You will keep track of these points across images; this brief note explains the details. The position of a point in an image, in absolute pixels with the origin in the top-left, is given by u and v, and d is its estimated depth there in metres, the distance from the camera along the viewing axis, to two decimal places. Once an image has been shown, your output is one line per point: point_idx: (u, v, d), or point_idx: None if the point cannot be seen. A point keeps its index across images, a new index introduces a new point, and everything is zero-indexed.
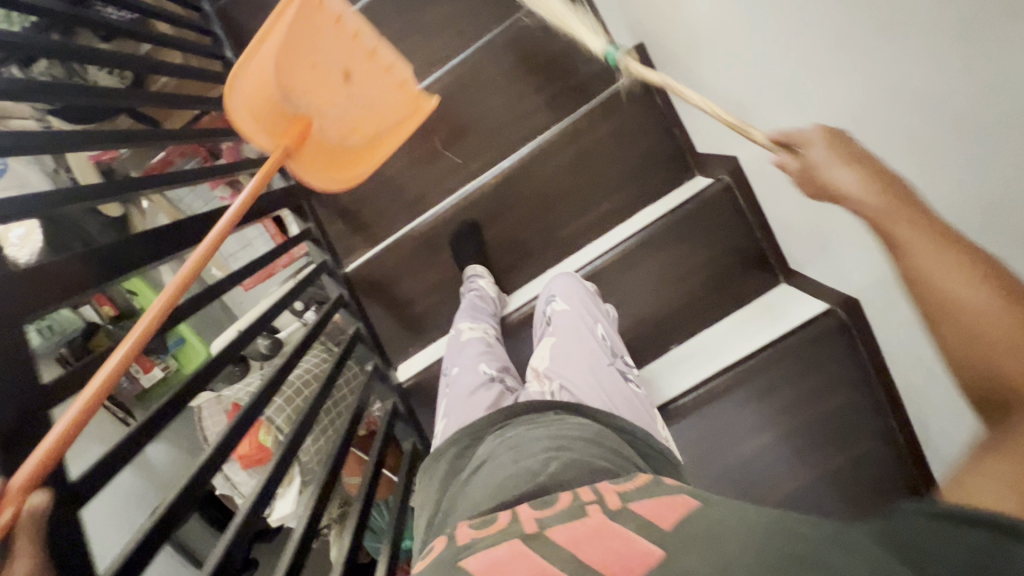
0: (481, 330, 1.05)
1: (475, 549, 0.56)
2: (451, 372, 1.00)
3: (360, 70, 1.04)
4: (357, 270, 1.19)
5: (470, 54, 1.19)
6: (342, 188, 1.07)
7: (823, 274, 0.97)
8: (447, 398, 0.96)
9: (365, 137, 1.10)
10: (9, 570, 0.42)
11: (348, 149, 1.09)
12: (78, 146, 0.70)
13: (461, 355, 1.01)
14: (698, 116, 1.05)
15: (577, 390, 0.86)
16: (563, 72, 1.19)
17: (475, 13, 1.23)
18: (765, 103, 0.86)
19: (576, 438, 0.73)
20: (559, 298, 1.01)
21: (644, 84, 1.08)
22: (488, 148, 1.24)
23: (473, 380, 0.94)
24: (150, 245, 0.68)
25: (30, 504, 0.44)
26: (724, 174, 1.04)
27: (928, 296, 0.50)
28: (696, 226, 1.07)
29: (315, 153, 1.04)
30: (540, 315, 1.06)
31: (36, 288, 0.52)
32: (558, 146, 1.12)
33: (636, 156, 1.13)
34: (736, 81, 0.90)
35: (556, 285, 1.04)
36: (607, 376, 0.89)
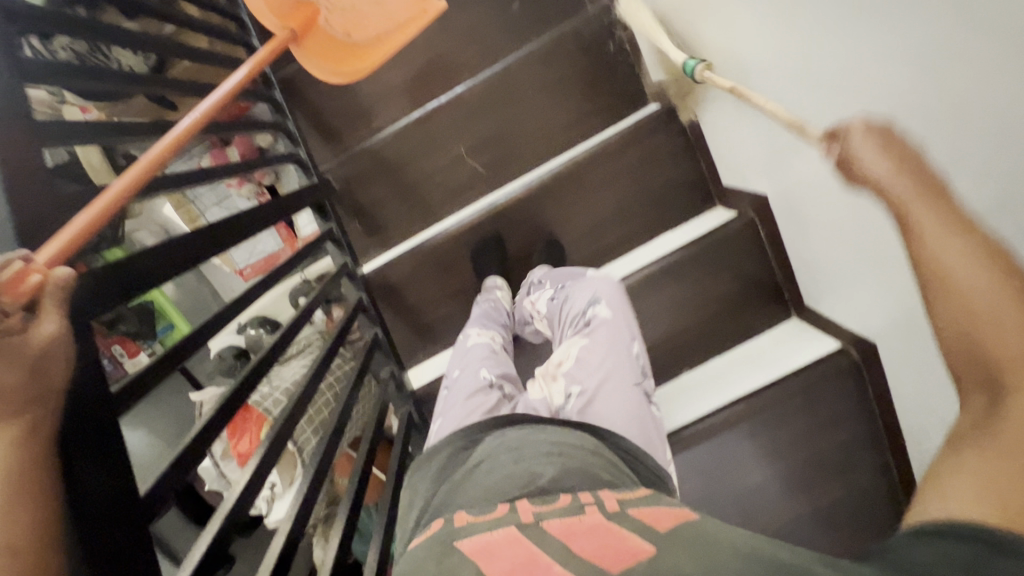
0: (489, 336, 0.99)
1: (471, 531, 0.53)
2: (453, 373, 0.93)
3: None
4: (374, 273, 1.16)
5: (504, 66, 1.18)
6: (343, 81, 1.14)
7: (835, 312, 0.96)
8: (446, 395, 0.89)
9: (370, 36, 1.16)
10: (37, 326, 0.40)
11: (357, 49, 1.17)
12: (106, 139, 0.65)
13: (463, 357, 0.95)
14: (724, 144, 1.04)
15: (596, 403, 0.79)
16: (596, 88, 1.18)
17: (509, 24, 1.22)
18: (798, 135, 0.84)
19: (574, 446, 0.69)
20: (602, 301, 0.94)
21: (672, 109, 1.08)
22: (513, 161, 1.22)
23: (472, 383, 0.87)
24: (197, 244, 0.65)
25: (54, 274, 0.42)
26: (748, 206, 1.03)
27: (924, 270, 0.48)
28: (717, 256, 1.05)
29: (320, 46, 1.12)
30: (564, 315, 0.98)
31: (98, 294, 0.49)
32: (588, 165, 1.10)
33: (663, 180, 1.12)
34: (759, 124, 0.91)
35: (588, 282, 0.98)
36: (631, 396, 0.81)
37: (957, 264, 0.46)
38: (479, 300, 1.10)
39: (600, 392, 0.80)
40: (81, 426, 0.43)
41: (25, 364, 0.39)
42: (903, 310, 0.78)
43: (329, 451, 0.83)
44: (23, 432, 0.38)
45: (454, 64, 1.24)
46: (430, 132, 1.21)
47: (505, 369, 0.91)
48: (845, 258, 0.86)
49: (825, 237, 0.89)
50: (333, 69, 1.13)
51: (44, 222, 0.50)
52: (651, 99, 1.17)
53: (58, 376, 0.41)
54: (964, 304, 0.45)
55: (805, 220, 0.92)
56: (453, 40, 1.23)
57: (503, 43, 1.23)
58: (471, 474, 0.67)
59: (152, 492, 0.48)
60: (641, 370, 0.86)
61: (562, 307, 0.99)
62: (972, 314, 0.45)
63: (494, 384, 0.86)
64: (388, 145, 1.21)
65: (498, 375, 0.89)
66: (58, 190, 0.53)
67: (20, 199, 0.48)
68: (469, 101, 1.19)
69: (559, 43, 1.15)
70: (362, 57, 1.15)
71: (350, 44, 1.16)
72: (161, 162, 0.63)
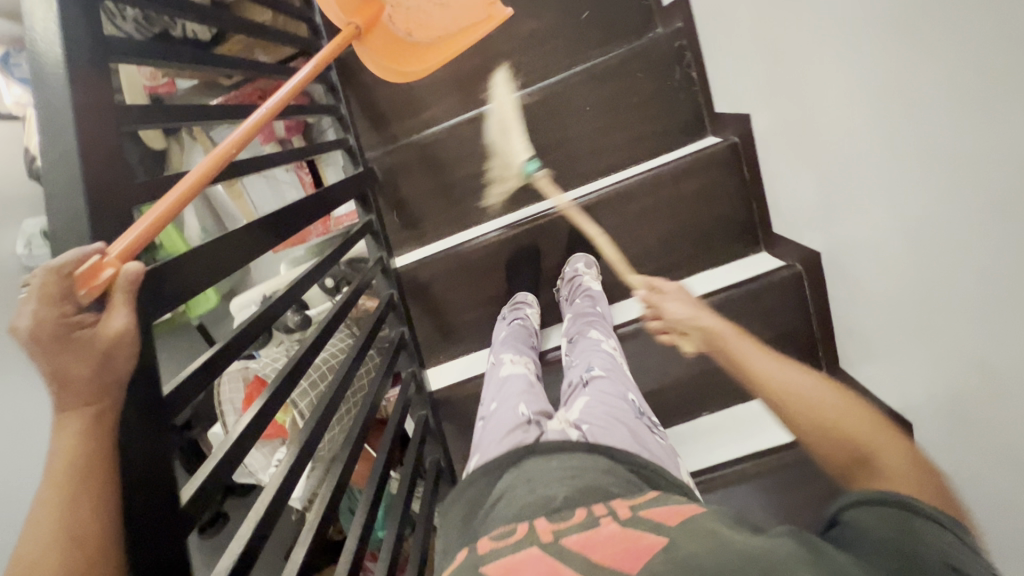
0: (523, 364, 0.96)
1: (496, 556, 0.52)
2: (490, 407, 0.88)
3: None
4: (407, 269, 1.15)
5: (563, 78, 1.15)
6: (397, 80, 1.10)
7: (870, 379, 0.94)
8: (480, 433, 0.84)
9: (431, 36, 1.12)
10: (108, 321, 0.41)
11: (416, 49, 1.13)
12: (174, 120, 0.64)
13: (501, 388, 0.91)
14: (779, 190, 1.01)
15: (600, 434, 0.74)
16: (654, 114, 1.15)
17: (575, 34, 1.20)
18: (852, 194, 0.82)
19: (581, 466, 0.67)
20: (595, 364, 0.91)
21: (733, 145, 1.04)
22: (560, 174, 1.21)
23: (509, 420, 0.81)
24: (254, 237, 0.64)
25: (124, 269, 0.42)
26: (795, 258, 1.01)
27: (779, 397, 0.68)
28: (756, 305, 1.03)
29: (380, 42, 1.08)
30: (569, 378, 0.94)
31: (158, 291, 0.48)
32: (638, 192, 1.08)
33: (711, 217, 1.10)
34: (815, 178, 0.90)
35: (587, 341, 0.97)
36: (637, 429, 0.78)
37: (783, 379, 0.69)
38: (505, 322, 1.08)
39: (601, 422, 0.77)
40: (140, 422, 0.43)
41: (94, 356, 0.40)
42: (950, 392, 0.76)
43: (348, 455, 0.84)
44: (91, 420, 0.40)
45: (513, 69, 1.22)
46: (480, 133, 1.18)
47: (543, 403, 0.86)
48: (893, 328, 0.84)
49: (872, 303, 0.87)
50: (390, 67, 1.09)
51: (117, 213, 0.50)
52: (710, 131, 1.14)
53: (123, 367, 0.42)
54: (815, 412, 0.64)
55: (854, 280, 0.90)
56: (516, 44, 1.21)
57: (563, 54, 1.21)
58: (491, 512, 0.66)
59: (195, 501, 0.47)
60: (639, 408, 0.83)
61: (568, 373, 0.96)
62: (822, 415, 0.63)
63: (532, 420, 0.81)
64: (436, 143, 1.20)
65: (536, 411, 0.83)
66: (130, 180, 0.53)
67: (94, 192, 0.48)
68: (524, 109, 1.16)
69: (624, 63, 1.13)
70: (419, 57, 1.12)
71: (409, 42, 1.12)
72: (230, 158, 0.62)
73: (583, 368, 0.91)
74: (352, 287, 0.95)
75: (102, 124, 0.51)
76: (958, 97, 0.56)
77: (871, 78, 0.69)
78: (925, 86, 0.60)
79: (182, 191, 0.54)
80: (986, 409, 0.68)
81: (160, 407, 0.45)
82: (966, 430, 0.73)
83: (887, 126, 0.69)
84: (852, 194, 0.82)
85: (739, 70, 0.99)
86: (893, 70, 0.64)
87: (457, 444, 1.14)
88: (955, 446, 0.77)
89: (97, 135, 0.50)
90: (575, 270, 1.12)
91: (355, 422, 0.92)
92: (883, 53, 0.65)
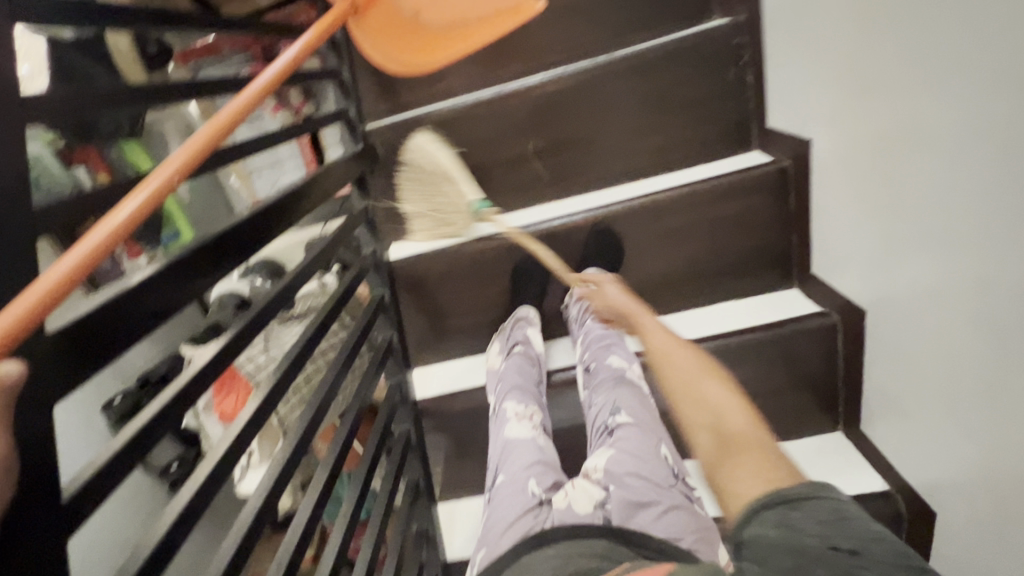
0: (528, 416, 0.88)
1: None
2: (496, 479, 0.82)
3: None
4: (402, 264, 1.05)
5: (599, 64, 1.00)
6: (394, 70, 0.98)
7: (889, 450, 0.87)
8: (486, 509, 0.79)
9: (445, 20, 0.96)
10: None
11: (424, 31, 0.97)
12: (103, 109, 0.52)
13: (507, 454, 0.83)
14: (826, 229, 0.90)
15: (623, 519, 0.68)
16: (699, 118, 1.02)
17: (619, 11, 1.04)
18: (907, 260, 0.72)
19: (577, 551, 0.63)
20: (622, 407, 0.82)
21: (780, 169, 0.93)
22: (583, 173, 1.08)
23: (519, 498, 0.76)
24: (194, 263, 0.54)
25: None
26: (832, 305, 0.91)
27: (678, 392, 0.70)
28: (779, 350, 0.94)
29: (383, 20, 0.94)
30: (592, 422, 0.86)
31: (49, 372, 0.39)
32: (666, 210, 0.98)
33: (742, 246, 1.00)
34: (867, 231, 0.79)
35: (609, 370, 0.88)
36: (665, 493, 0.71)
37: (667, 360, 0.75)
38: (505, 349, 1.00)
39: (620, 491, 0.71)
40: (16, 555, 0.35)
41: None
42: (974, 495, 0.69)
43: (324, 478, 0.76)
44: None
45: (542, 43, 1.07)
46: (498, 117, 1.05)
47: (553, 471, 0.80)
48: (926, 409, 0.75)
49: (903, 374, 0.79)
50: (388, 52, 0.97)
51: (18, 247, 0.39)
52: (757, 145, 1.02)
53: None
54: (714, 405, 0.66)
55: (892, 345, 0.81)
56: (550, 15, 1.05)
57: (602, 33, 1.05)
58: None
59: None
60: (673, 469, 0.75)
61: (590, 413, 0.88)
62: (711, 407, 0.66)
63: (544, 501, 0.75)
64: (451, 123, 1.06)
65: (547, 488, 0.77)
66: (36, 204, 0.41)
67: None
68: (552, 97, 1.02)
69: (672, 54, 0.97)
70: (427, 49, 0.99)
71: (419, 23, 0.96)
72: (168, 188, 0.49)
73: (607, 407, 0.83)
74: (334, 297, 0.85)
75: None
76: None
77: (958, 141, 0.57)
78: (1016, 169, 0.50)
79: (104, 234, 0.43)
80: (1018, 529, 0.61)
81: (51, 517, 0.37)
82: (988, 538, 0.67)
83: (965, 199, 0.58)
84: (906, 258, 0.72)
85: (804, 85, 0.85)
86: (986, 140, 0.53)
87: (441, 454, 1.08)
88: (974, 545, 0.71)
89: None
90: (584, 286, 1.03)
91: (339, 433, 0.83)
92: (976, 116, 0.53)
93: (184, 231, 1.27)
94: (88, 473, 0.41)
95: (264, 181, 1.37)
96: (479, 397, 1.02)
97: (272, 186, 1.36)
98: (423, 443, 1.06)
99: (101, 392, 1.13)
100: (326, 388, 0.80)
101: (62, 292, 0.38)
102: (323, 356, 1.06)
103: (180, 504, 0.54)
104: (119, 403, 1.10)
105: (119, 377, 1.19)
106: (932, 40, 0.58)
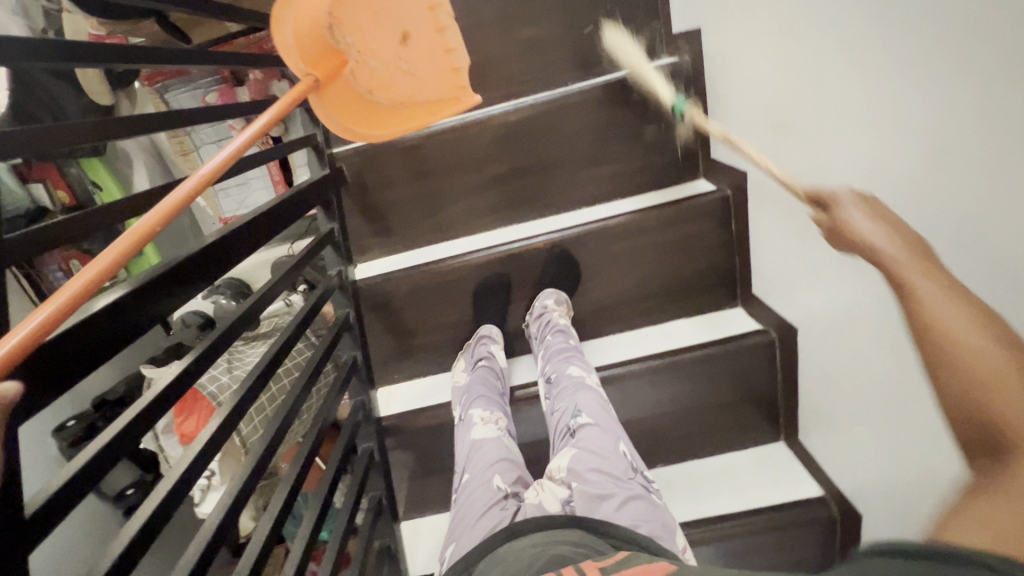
0: (494, 421, 0.91)
1: None
2: (463, 477, 0.85)
3: (421, 39, 0.95)
4: (368, 283, 1.08)
5: (556, 96, 1.06)
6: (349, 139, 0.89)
7: (825, 459, 0.93)
8: (455, 506, 0.82)
9: (393, 98, 0.96)
10: None
11: (374, 111, 0.94)
12: (71, 144, 0.55)
13: (473, 454, 0.86)
14: (762, 254, 0.98)
15: (586, 509, 0.72)
16: (648, 148, 1.09)
17: (576, 48, 1.11)
18: (827, 284, 0.81)
19: (559, 541, 0.64)
20: (583, 408, 0.85)
21: (721, 197, 1.01)
22: (543, 198, 1.14)
23: (486, 492, 0.78)
24: (165, 286, 0.56)
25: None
26: (770, 323, 0.98)
27: (941, 347, 0.47)
28: (725, 365, 1.00)
29: (339, 96, 0.89)
30: (554, 426, 0.89)
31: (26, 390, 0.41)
32: (621, 232, 1.04)
33: (689, 268, 1.07)
34: (795, 257, 0.87)
35: (568, 377, 0.92)
36: (626, 486, 0.75)
37: (972, 342, 0.46)
38: (470, 365, 1.03)
39: (588, 484, 0.74)
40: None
41: None
42: (900, 494, 0.75)
43: (288, 494, 0.78)
44: None
45: (501, 76, 1.14)
46: (462, 144, 1.10)
47: (517, 467, 0.84)
48: (853, 417, 0.82)
49: (831, 386, 0.87)
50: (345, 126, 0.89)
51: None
52: (703, 174, 1.10)
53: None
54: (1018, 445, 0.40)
55: (820, 360, 0.88)
56: (508, 51, 1.12)
57: (559, 67, 1.12)
58: None
59: None
60: (632, 463, 0.79)
61: (552, 419, 0.91)
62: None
63: (510, 494, 0.78)
64: (417, 149, 1.10)
65: (513, 482, 0.81)
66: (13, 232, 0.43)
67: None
68: (513, 127, 1.08)
69: (622, 90, 1.05)
70: (382, 123, 0.95)
71: (370, 102, 0.93)
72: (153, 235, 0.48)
73: (567, 412, 0.87)
74: (299, 316, 0.87)
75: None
76: (1007, 238, 0.51)
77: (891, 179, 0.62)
78: (958, 213, 0.56)
79: (88, 279, 0.42)
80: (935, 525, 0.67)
81: (24, 527, 0.38)
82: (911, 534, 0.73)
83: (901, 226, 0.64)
84: (828, 280, 0.80)
85: (741, 123, 0.93)
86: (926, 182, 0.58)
87: (405, 471, 1.09)
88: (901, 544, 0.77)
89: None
90: (543, 306, 1.06)
91: (303, 447, 0.84)
92: (917, 162, 0.59)
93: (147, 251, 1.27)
94: (53, 490, 0.42)
95: (231, 201, 1.37)
96: (442, 413, 1.05)
97: (239, 205, 1.37)
98: (387, 459, 1.07)
99: (54, 415, 1.11)
100: (292, 404, 0.82)
101: (47, 329, 0.38)
102: (285, 374, 1.07)
103: (140, 523, 0.54)
104: (73, 426, 1.07)
105: (73, 399, 1.17)
106: (870, 92, 0.62)
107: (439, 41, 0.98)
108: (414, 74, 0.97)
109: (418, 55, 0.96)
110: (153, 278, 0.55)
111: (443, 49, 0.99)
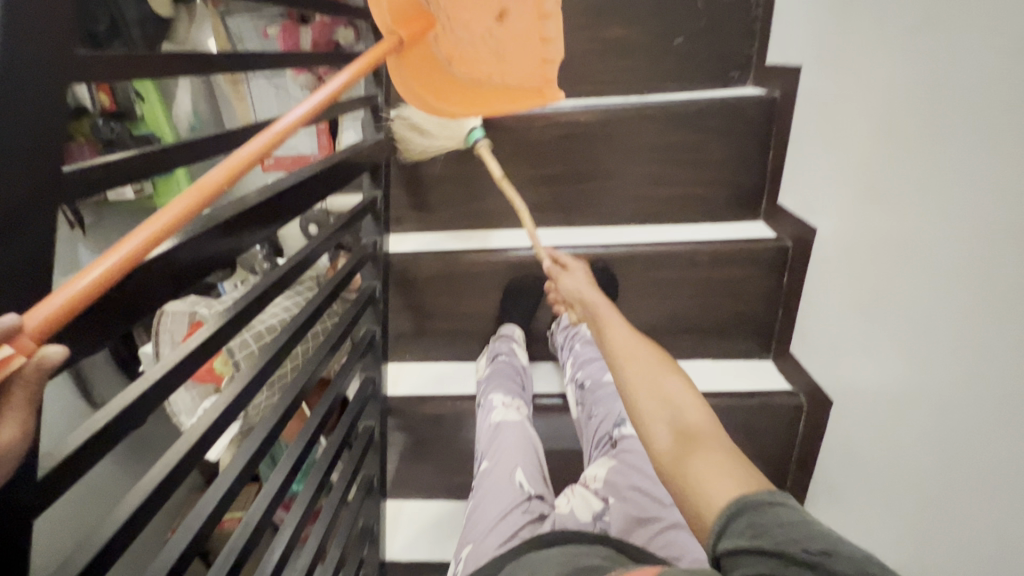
0: (515, 407, 0.89)
1: None
2: (484, 465, 0.82)
3: (520, 18, 0.84)
4: (399, 259, 1.05)
5: (631, 107, 1.01)
6: (416, 103, 0.88)
7: None
8: (474, 498, 0.79)
9: (472, 74, 0.91)
10: None
11: (449, 82, 0.91)
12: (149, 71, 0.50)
13: (496, 438, 0.84)
14: (810, 315, 0.94)
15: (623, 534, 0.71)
16: (712, 179, 1.04)
17: (662, 59, 1.05)
18: (877, 367, 0.77)
19: (581, 553, 0.61)
20: (627, 419, 0.83)
21: (779, 248, 0.97)
22: (590, 208, 1.10)
23: (507, 491, 0.76)
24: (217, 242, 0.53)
25: (41, 356, 0.30)
26: (801, 386, 0.95)
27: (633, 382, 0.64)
28: (745, 418, 0.97)
29: (419, 61, 0.87)
30: (593, 432, 0.86)
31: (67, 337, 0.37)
32: (668, 261, 1.00)
33: (729, 311, 1.03)
34: (848, 328, 0.83)
35: (606, 386, 0.89)
36: (668, 513, 0.73)
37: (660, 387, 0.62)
38: (488, 358, 1.00)
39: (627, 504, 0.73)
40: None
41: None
42: None
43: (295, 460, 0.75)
44: None
45: (574, 73, 1.08)
46: (523, 134, 1.05)
47: (541, 468, 0.81)
48: (872, 503, 0.79)
49: (855, 466, 0.84)
50: (420, 95, 0.87)
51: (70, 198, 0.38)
52: (763, 218, 1.05)
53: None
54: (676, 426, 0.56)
55: (849, 436, 0.85)
56: (591, 48, 1.06)
57: (639, 76, 1.07)
58: None
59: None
60: None
61: (589, 424, 0.88)
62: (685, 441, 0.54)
63: (533, 497, 0.75)
64: None
65: (534, 483, 0.78)
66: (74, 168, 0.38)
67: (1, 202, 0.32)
68: (578, 128, 1.03)
69: (700, 114, 0.99)
70: (455, 95, 0.91)
71: (447, 72, 0.91)
72: (219, 189, 0.45)
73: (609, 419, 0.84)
74: (332, 281, 0.84)
75: (38, 72, 0.34)
76: None
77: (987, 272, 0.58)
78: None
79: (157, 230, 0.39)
80: None
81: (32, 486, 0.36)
82: None
83: (969, 333, 0.60)
84: (880, 360, 0.76)
85: (824, 173, 0.88)
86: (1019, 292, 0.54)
87: (400, 454, 1.08)
88: None
89: (24, 86, 0.34)
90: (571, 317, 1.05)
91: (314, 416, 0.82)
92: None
93: (179, 177, 1.21)
94: (74, 445, 0.39)
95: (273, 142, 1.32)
96: (448, 405, 1.02)
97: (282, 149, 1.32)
98: (388, 438, 1.06)
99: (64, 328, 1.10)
100: (317, 366, 0.79)
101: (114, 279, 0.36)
102: (313, 335, 1.05)
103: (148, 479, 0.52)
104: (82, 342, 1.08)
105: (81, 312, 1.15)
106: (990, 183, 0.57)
107: (537, 27, 0.85)
108: (496, 52, 0.88)
109: (511, 37, 0.86)
110: (201, 234, 0.50)
111: (539, 37, 0.86)
